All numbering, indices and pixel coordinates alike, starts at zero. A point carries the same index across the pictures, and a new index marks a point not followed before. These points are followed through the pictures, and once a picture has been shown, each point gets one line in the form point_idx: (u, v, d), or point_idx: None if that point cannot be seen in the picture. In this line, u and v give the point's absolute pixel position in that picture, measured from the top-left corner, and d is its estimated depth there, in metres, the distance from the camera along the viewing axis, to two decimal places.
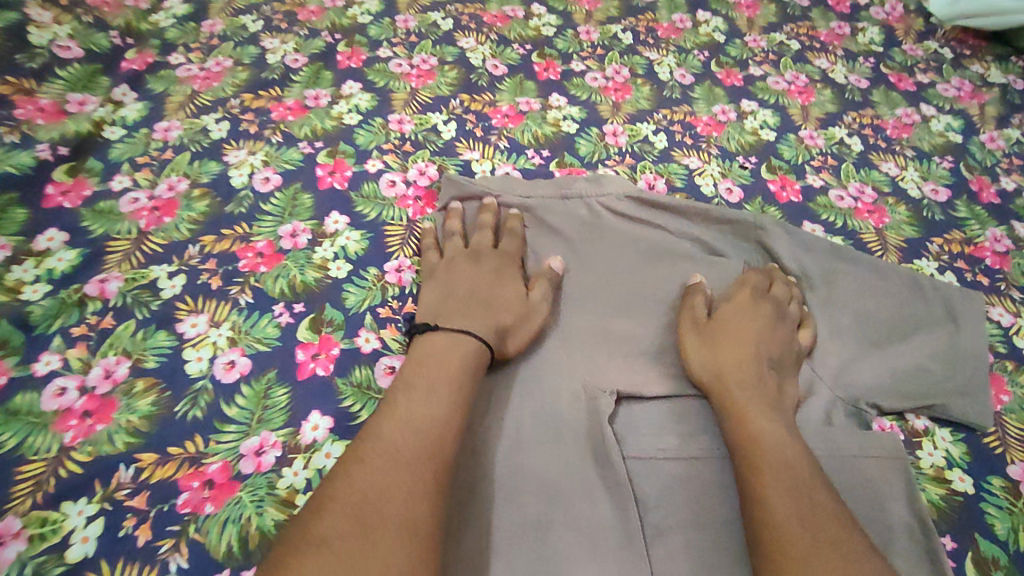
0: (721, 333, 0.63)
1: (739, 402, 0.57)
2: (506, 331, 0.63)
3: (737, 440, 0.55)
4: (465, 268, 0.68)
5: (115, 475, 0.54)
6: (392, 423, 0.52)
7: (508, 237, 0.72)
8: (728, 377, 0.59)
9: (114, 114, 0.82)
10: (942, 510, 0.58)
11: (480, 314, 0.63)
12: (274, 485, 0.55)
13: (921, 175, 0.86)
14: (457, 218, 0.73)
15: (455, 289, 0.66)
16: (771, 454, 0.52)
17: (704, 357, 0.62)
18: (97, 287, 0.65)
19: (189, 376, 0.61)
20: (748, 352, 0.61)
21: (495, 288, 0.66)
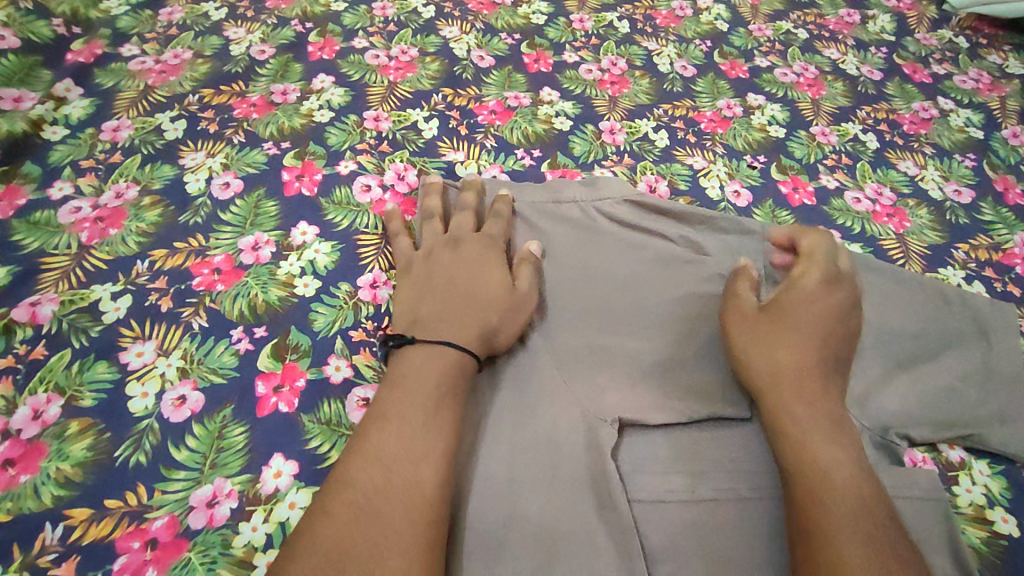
0: (777, 332, 0.55)
1: (801, 424, 0.51)
2: (494, 331, 0.55)
3: (801, 470, 0.49)
4: (444, 257, 0.61)
5: (40, 536, 0.47)
6: (361, 463, 0.45)
7: (489, 219, 0.65)
8: (787, 389, 0.52)
9: (56, 112, 0.73)
10: (983, 555, 0.52)
11: (462, 310, 0.56)
12: (228, 543, 0.48)
13: (942, 174, 0.80)
14: (436, 197, 0.67)
15: (432, 281, 0.59)
16: (846, 497, 0.46)
17: (760, 363, 0.54)
18: (27, 312, 0.57)
19: (131, 415, 0.53)
20: (812, 355, 0.54)
21: (478, 274, 0.59)
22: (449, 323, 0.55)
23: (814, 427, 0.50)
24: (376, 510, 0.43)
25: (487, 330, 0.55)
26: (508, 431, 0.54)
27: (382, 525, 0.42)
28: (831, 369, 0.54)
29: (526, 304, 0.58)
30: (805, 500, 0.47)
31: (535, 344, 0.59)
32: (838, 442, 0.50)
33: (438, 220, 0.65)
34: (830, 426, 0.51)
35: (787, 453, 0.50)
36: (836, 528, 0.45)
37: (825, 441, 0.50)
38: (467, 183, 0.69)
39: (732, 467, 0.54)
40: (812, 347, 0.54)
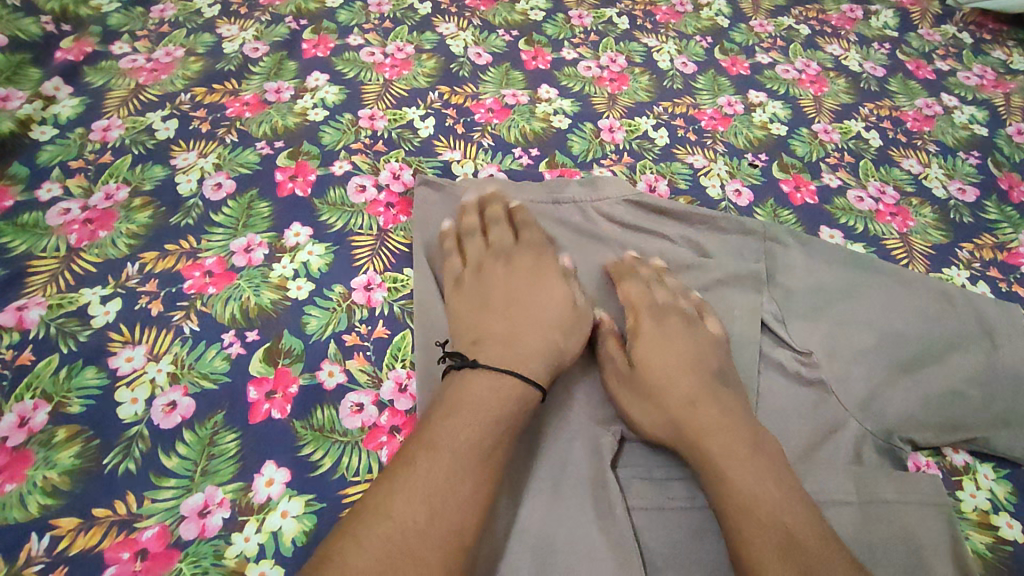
0: (649, 377, 0.54)
1: (710, 457, 0.48)
2: (561, 354, 0.54)
3: (722, 501, 0.47)
4: (499, 273, 0.59)
5: (26, 547, 0.46)
6: (406, 498, 0.43)
7: (529, 231, 0.63)
8: (685, 430, 0.50)
9: (44, 112, 0.72)
10: (989, 562, 0.51)
11: (531, 334, 0.54)
12: (220, 554, 0.47)
13: (946, 172, 0.79)
14: (475, 214, 0.64)
15: (489, 300, 0.57)
16: (770, 525, 0.44)
17: (642, 417, 0.52)
18: (14, 316, 0.56)
19: (121, 422, 0.52)
20: (695, 390, 0.52)
21: (539, 290, 0.57)
22: (518, 348, 0.53)
23: (722, 455, 0.48)
24: (414, 554, 0.41)
25: (559, 353, 0.54)
26: (541, 459, 0.52)
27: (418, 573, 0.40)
28: (720, 393, 0.52)
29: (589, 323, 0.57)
30: (735, 534, 0.45)
31: None
32: (752, 468, 0.47)
33: (480, 235, 0.63)
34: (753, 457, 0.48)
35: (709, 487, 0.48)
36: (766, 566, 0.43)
37: (733, 469, 0.47)
38: (492, 196, 0.66)
39: None
40: (691, 378, 0.53)
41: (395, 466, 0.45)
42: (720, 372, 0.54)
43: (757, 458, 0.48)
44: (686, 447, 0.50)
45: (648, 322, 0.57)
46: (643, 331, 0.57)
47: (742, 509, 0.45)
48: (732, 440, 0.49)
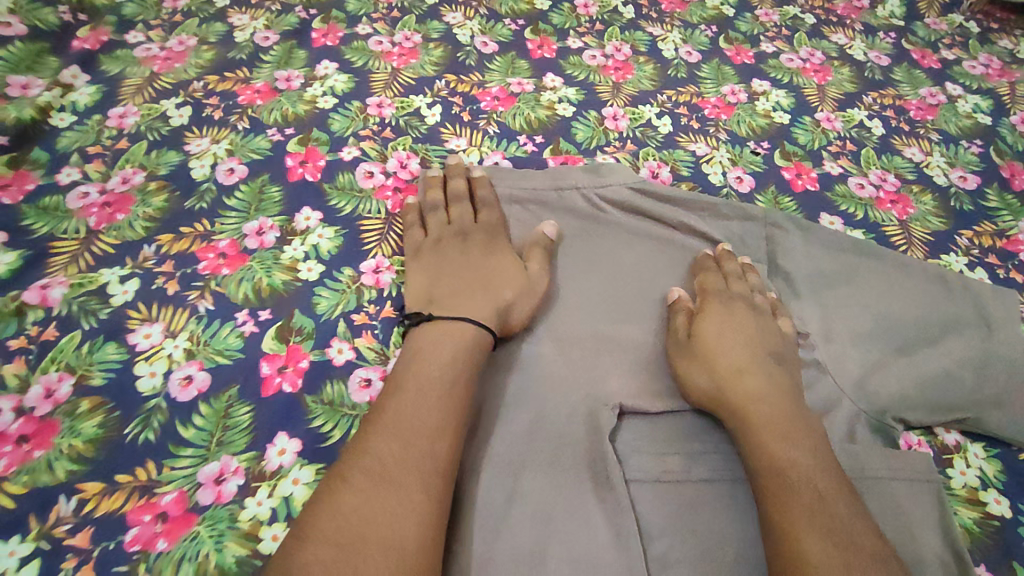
0: (713, 352, 0.56)
1: (754, 427, 0.51)
2: (508, 309, 0.58)
3: (758, 466, 0.50)
4: (453, 246, 0.63)
5: (54, 508, 0.48)
6: (380, 429, 0.48)
7: (486, 206, 0.66)
8: (736, 402, 0.53)
9: (63, 99, 0.74)
10: (976, 536, 0.53)
11: (479, 295, 0.58)
12: (235, 518, 0.49)
13: (948, 161, 0.79)
14: (438, 189, 0.68)
15: (446, 264, 0.61)
16: (804, 488, 0.47)
17: (702, 387, 0.54)
18: (38, 294, 0.58)
19: (140, 394, 0.54)
20: (748, 367, 0.55)
21: (490, 260, 0.62)
22: (467, 307, 0.57)
23: (766, 426, 0.51)
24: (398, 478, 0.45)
25: (504, 305, 0.58)
26: (524, 418, 0.54)
27: (402, 494, 0.45)
28: (772, 371, 0.55)
29: (540, 284, 0.60)
30: (768, 493, 0.48)
31: (538, 330, 0.59)
32: (793, 440, 0.50)
33: (442, 210, 0.66)
34: (786, 418, 0.51)
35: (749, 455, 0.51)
36: (794, 522, 0.46)
37: (775, 438, 0.50)
38: (452, 168, 0.69)
39: (729, 448, 0.55)
40: (746, 355, 0.55)
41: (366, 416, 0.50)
42: (776, 352, 0.57)
43: (801, 431, 0.51)
44: (733, 417, 0.53)
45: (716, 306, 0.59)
46: (709, 309, 0.59)
47: (777, 474, 0.48)
48: (781, 414, 0.52)
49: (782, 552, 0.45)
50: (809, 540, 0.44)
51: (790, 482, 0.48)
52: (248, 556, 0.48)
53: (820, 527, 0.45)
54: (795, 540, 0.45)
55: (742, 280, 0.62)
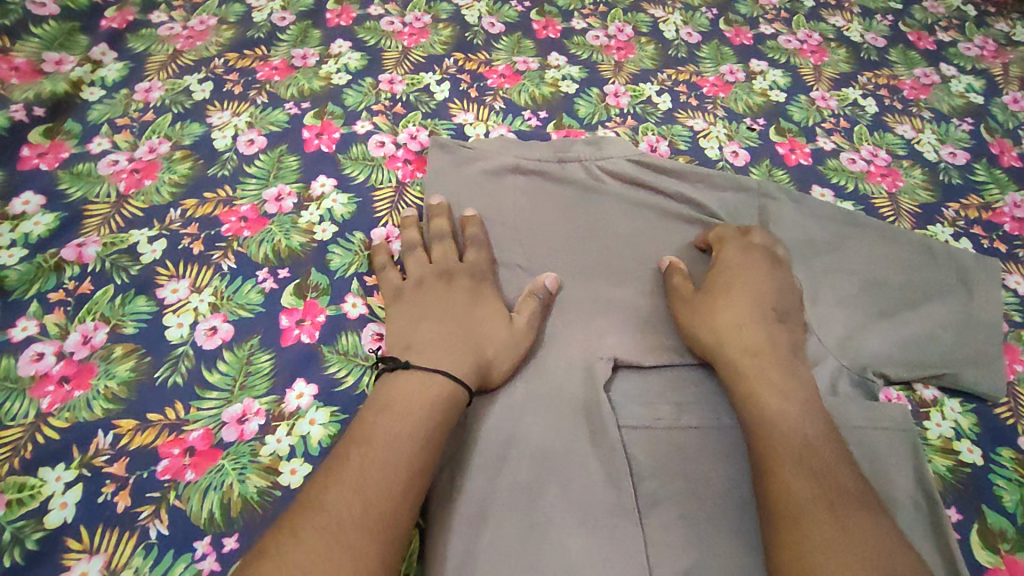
0: (714, 309, 0.58)
1: (747, 379, 0.53)
2: (489, 365, 0.56)
3: (748, 417, 0.52)
4: (436, 291, 0.60)
5: (93, 441, 0.53)
6: (395, 379, 0.53)
7: (473, 247, 0.64)
8: (733, 355, 0.55)
9: (93, 75, 0.78)
10: (948, 481, 0.56)
11: (461, 347, 0.56)
12: (256, 453, 0.53)
13: (939, 137, 0.82)
14: (415, 229, 0.66)
15: (427, 311, 0.59)
16: (790, 438, 0.49)
17: (704, 337, 0.57)
18: (74, 252, 0.63)
19: (169, 342, 0.58)
20: (749, 322, 0.56)
21: (474, 309, 0.59)
22: (447, 356, 0.55)
23: (758, 379, 0.53)
24: (379, 490, 0.46)
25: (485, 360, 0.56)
26: (524, 371, 0.58)
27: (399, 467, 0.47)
28: (772, 328, 0.56)
29: (525, 340, 0.58)
30: (756, 438, 0.50)
31: None
32: (783, 392, 0.52)
33: (421, 252, 0.64)
34: (777, 372, 0.53)
35: (740, 403, 0.53)
36: (779, 461, 0.48)
37: (766, 389, 0.52)
38: (434, 209, 0.66)
39: (717, 398, 0.58)
40: (748, 311, 0.57)
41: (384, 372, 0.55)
42: (780, 310, 0.58)
43: (792, 384, 0.53)
44: (729, 369, 0.55)
45: (731, 255, 0.62)
46: (720, 268, 0.61)
47: (765, 423, 0.51)
48: (773, 369, 0.54)
49: (763, 492, 0.48)
50: (791, 477, 0.47)
51: (773, 429, 0.50)
52: (269, 486, 0.52)
53: (802, 466, 0.47)
54: (777, 476, 0.47)
55: (753, 246, 0.62)
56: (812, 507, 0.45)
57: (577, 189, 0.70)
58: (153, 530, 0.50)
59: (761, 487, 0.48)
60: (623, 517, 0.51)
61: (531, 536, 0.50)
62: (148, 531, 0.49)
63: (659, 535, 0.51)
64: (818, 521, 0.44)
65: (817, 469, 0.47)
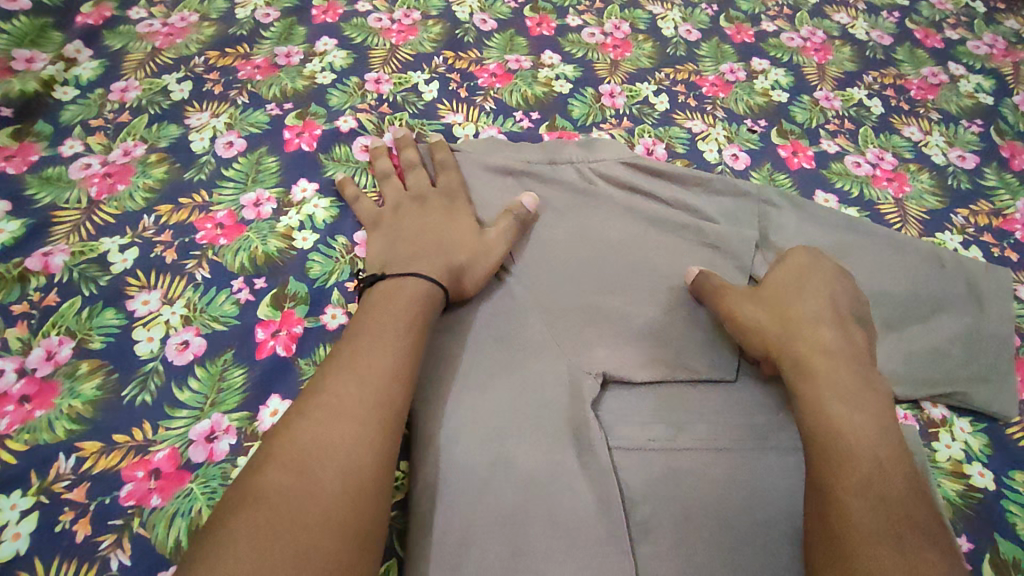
0: (786, 305, 0.56)
1: (820, 386, 0.49)
2: (461, 270, 0.58)
3: (816, 431, 0.47)
4: (410, 212, 0.63)
5: (54, 465, 0.50)
6: (359, 330, 0.52)
7: (442, 170, 0.66)
8: (805, 349, 0.52)
9: (66, 74, 0.75)
10: (958, 507, 0.53)
11: (430, 255, 0.58)
12: (227, 476, 0.51)
13: (947, 140, 0.79)
14: (387, 157, 0.69)
15: (401, 231, 0.62)
16: (863, 458, 0.44)
17: (773, 334, 0.54)
18: (40, 262, 0.60)
19: (138, 358, 0.55)
20: (822, 320, 0.54)
21: (445, 223, 0.62)
22: (418, 262, 0.58)
23: (831, 382, 0.50)
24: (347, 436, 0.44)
25: (456, 268, 0.58)
26: (512, 387, 0.54)
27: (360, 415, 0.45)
28: (846, 330, 0.54)
29: (495, 248, 0.60)
30: (822, 458, 0.46)
31: (527, 303, 0.59)
32: (857, 402, 0.48)
33: (395, 177, 0.67)
34: (853, 382, 0.50)
35: (810, 415, 0.48)
36: (848, 485, 0.43)
37: (838, 395, 0.49)
38: (400, 139, 0.70)
39: (713, 418, 0.55)
40: (824, 309, 0.55)
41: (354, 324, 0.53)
42: (855, 317, 0.56)
43: (869, 395, 0.49)
44: (796, 369, 0.52)
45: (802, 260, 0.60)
46: (791, 267, 0.59)
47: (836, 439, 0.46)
48: (850, 375, 0.50)
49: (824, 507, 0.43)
50: (862, 508, 0.42)
51: (844, 448, 0.45)
52: None
53: (866, 493, 0.42)
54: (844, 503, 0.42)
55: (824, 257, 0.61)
56: (882, 543, 0.40)
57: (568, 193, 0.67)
58: (115, 561, 0.47)
59: (820, 502, 0.44)
60: (613, 548, 0.48)
61: (513, 568, 0.47)
62: (109, 562, 0.47)
63: (652, 566, 0.49)
64: (885, 558, 0.39)
65: (882, 491, 0.43)
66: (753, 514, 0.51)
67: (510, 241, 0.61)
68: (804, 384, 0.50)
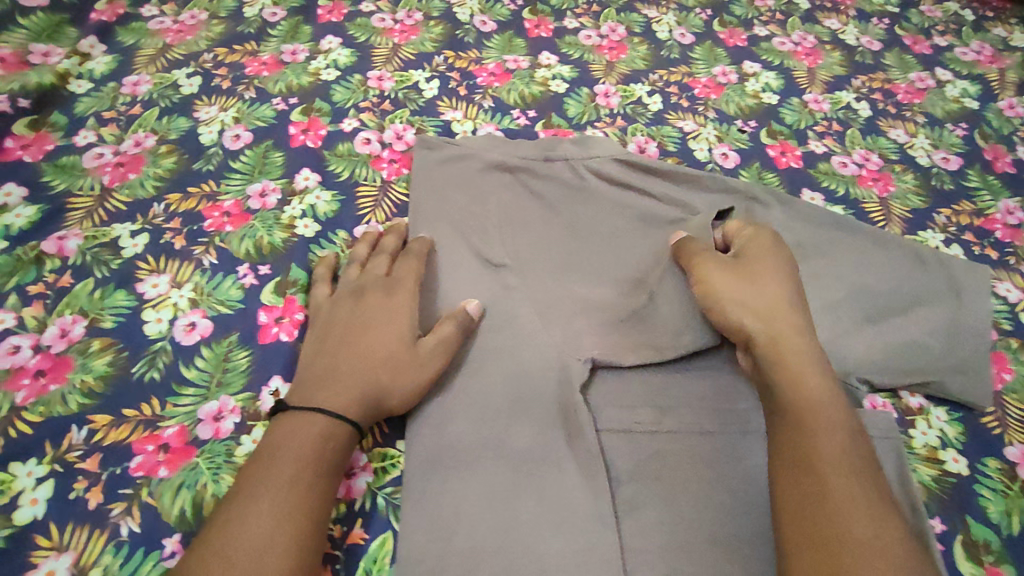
0: (759, 280, 0.57)
1: (798, 362, 0.52)
2: (381, 394, 0.52)
3: (790, 400, 0.49)
4: (347, 309, 0.57)
5: (67, 436, 0.52)
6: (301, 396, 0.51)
7: (404, 263, 0.61)
8: (782, 323, 0.54)
9: (81, 67, 0.78)
10: (932, 491, 0.56)
11: (350, 372, 0.52)
12: (231, 452, 0.53)
13: (932, 142, 0.81)
14: (367, 244, 0.64)
15: (329, 332, 0.56)
16: (835, 434, 0.47)
17: (755, 309, 0.55)
18: (55, 245, 0.63)
19: (147, 337, 0.58)
20: (792, 295, 0.56)
21: (375, 326, 0.55)
22: (334, 384, 0.52)
23: (797, 359, 0.52)
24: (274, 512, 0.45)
25: (375, 389, 0.52)
26: (503, 371, 0.57)
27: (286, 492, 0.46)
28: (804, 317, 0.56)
29: (425, 366, 0.54)
30: (793, 429, 0.48)
31: (519, 294, 0.62)
32: (825, 380, 0.51)
33: (356, 266, 0.62)
34: (815, 364, 0.52)
35: (791, 389, 0.50)
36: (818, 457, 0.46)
37: (812, 368, 0.51)
38: (392, 226, 0.66)
39: (699, 403, 0.57)
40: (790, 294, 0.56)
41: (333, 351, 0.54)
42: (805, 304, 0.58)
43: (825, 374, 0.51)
44: (769, 344, 0.53)
45: (767, 241, 0.61)
46: (758, 244, 0.60)
47: (810, 415, 0.48)
48: (810, 354, 0.53)
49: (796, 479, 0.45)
50: (836, 479, 0.44)
51: (815, 426, 0.47)
52: None
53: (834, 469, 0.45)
54: (818, 476, 0.45)
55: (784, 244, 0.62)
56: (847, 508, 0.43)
57: (563, 187, 0.69)
58: (125, 528, 0.49)
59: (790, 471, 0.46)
60: (598, 524, 0.50)
61: (502, 540, 0.49)
62: (119, 528, 0.49)
63: (636, 542, 0.51)
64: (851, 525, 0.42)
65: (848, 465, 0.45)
66: (733, 494, 0.53)
67: (443, 350, 0.55)
68: (779, 358, 0.52)
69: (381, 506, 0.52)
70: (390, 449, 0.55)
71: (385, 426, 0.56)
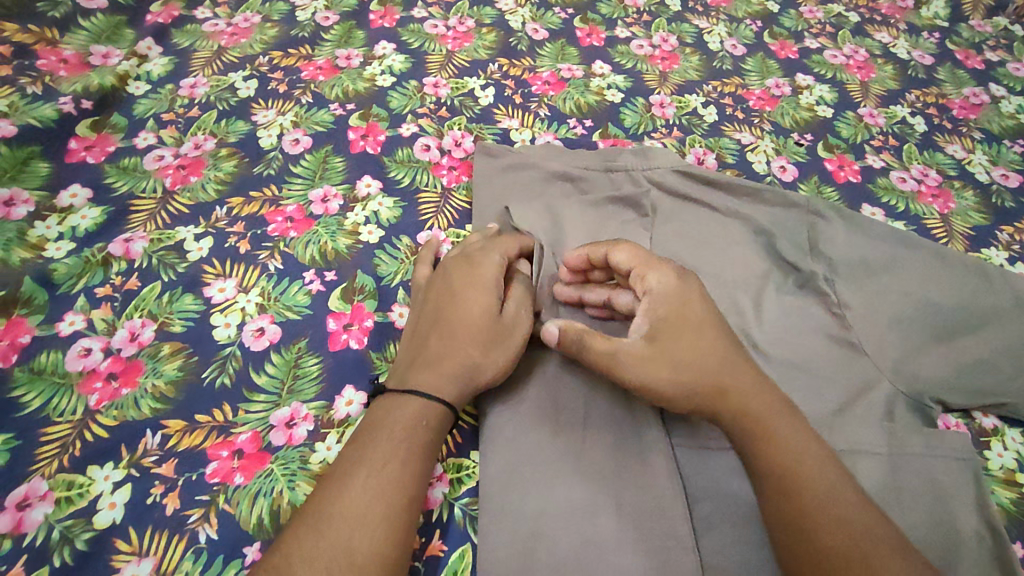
0: (686, 349, 0.49)
1: (758, 418, 0.47)
2: (474, 370, 0.52)
3: (774, 461, 0.46)
4: (437, 289, 0.58)
5: (142, 441, 0.52)
6: (395, 381, 0.52)
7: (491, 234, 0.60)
8: (728, 383, 0.48)
9: (138, 69, 0.78)
10: (1012, 514, 0.56)
11: (439, 352, 0.52)
12: (306, 460, 0.52)
13: (990, 159, 0.80)
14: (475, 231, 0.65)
15: (422, 316, 0.57)
16: (816, 487, 0.44)
17: (702, 381, 0.48)
18: (121, 247, 0.62)
19: (216, 342, 0.58)
20: (715, 333, 0.51)
21: (459, 303, 0.55)
22: (426, 366, 0.52)
23: (767, 419, 0.47)
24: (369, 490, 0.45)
25: (468, 367, 0.52)
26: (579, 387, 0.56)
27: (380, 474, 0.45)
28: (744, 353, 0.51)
29: (512, 336, 0.54)
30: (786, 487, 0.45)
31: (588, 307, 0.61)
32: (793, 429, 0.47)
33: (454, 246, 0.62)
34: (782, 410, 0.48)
35: (761, 458, 0.46)
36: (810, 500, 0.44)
37: (784, 426, 0.47)
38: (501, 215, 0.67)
39: None
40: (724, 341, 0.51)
41: (425, 333, 0.55)
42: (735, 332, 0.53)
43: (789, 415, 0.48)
44: (734, 421, 0.48)
45: (666, 277, 0.52)
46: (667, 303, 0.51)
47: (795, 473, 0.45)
48: (771, 401, 0.48)
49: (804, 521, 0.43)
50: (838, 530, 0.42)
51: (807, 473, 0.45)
52: None
53: (798, 521, 0.43)
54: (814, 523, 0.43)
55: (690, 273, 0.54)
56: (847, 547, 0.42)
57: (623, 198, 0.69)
58: (203, 535, 0.48)
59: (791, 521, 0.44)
60: (679, 542, 0.50)
61: (584, 556, 0.48)
62: (197, 535, 0.48)
63: (717, 560, 0.50)
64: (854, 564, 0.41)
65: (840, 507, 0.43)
66: None
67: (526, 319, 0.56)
68: (756, 434, 0.47)
69: (458, 517, 0.52)
70: (464, 459, 0.55)
71: (457, 435, 0.56)
